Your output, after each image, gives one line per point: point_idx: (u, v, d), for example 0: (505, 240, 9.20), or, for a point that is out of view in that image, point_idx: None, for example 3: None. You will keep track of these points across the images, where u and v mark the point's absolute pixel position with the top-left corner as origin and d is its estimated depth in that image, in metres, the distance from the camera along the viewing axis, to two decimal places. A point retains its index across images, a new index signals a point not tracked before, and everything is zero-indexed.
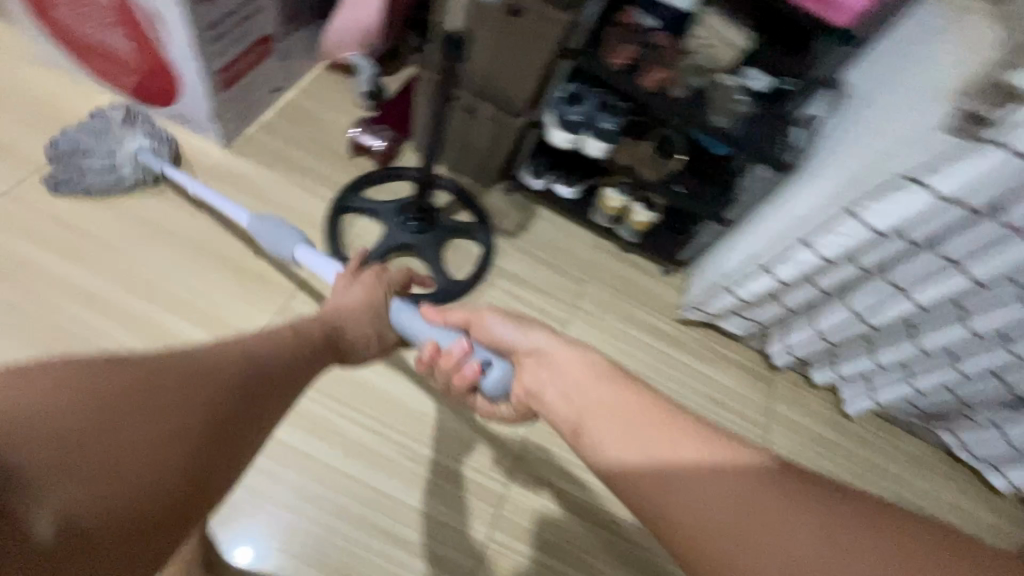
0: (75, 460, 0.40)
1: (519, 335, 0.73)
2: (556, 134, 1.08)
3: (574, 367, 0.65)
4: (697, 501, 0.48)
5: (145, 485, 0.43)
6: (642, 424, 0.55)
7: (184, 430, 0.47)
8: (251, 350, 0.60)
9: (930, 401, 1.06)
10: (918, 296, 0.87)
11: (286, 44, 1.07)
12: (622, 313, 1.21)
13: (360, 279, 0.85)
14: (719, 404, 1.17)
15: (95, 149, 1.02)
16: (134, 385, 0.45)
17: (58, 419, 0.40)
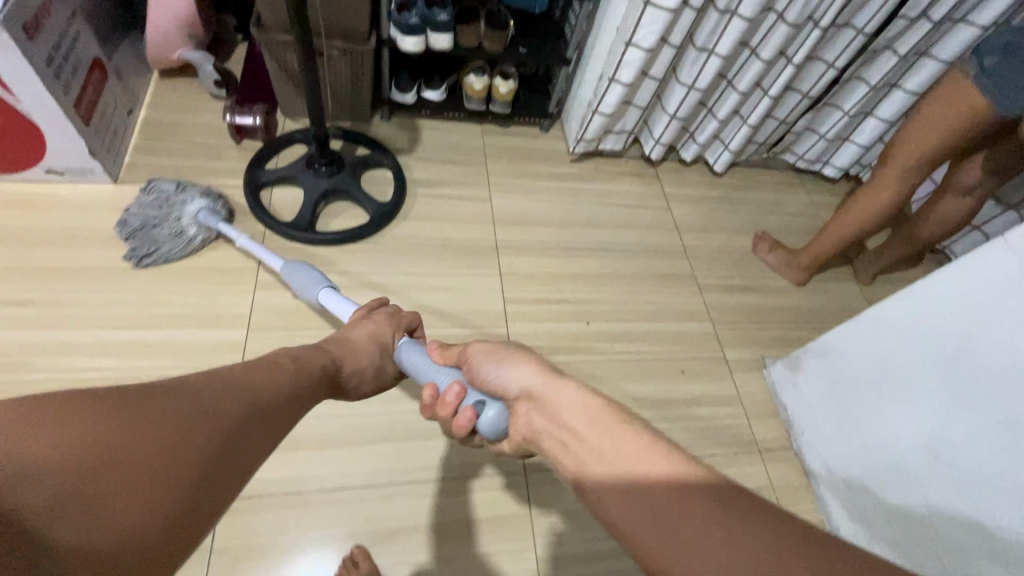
0: (76, 495, 0.37)
1: (513, 375, 0.66)
2: (405, 42, 1.17)
3: (566, 406, 0.58)
4: (680, 551, 0.45)
5: (146, 517, 0.40)
6: (626, 439, 0.52)
7: (190, 464, 0.45)
8: (236, 387, 0.56)
9: (763, 130, 1.46)
10: (719, 49, 1.18)
11: (117, 64, 1.16)
12: (528, 172, 1.43)
13: (371, 319, 0.89)
14: (629, 200, 1.45)
15: (164, 218, 1.03)
16: (117, 431, 0.41)
17: (66, 453, 0.38)
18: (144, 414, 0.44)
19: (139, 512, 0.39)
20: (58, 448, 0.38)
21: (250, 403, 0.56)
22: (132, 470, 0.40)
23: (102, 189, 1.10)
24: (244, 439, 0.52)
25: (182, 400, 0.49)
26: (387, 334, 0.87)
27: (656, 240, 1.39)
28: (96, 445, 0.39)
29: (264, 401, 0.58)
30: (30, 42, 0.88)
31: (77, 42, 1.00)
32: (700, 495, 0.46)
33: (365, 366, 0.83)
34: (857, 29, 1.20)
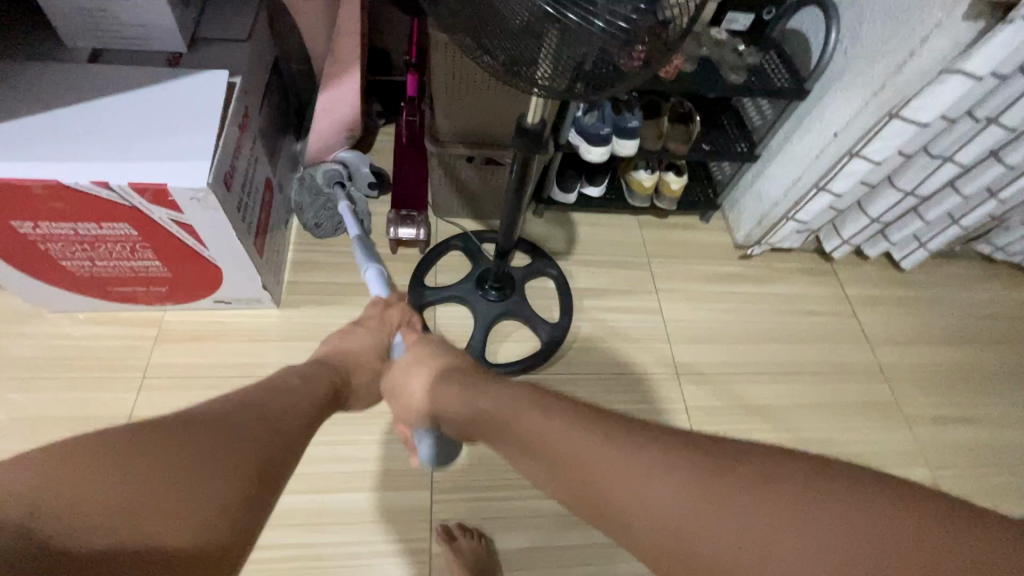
0: (176, 493, 0.40)
1: (429, 388, 0.71)
2: (591, 150, 1.04)
3: (478, 407, 0.62)
4: (636, 498, 0.42)
5: (246, 503, 0.44)
6: (506, 414, 0.58)
7: (265, 455, 0.49)
8: (257, 391, 0.57)
9: (972, 228, 1.26)
10: (961, 157, 1.00)
11: (279, 176, 1.08)
12: (693, 273, 1.28)
13: (365, 327, 0.84)
14: (809, 304, 1.28)
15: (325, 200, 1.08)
16: (172, 449, 0.42)
17: (161, 467, 0.41)
18: (182, 431, 0.45)
19: (241, 504, 0.43)
20: (115, 473, 0.39)
21: (282, 405, 0.57)
22: (197, 478, 0.42)
23: (267, 314, 1.03)
24: (285, 433, 0.53)
25: (211, 412, 0.49)
26: (383, 339, 0.83)
27: (846, 356, 1.22)
28: (187, 454, 0.43)
29: (300, 408, 0.59)
30: (229, 195, 0.79)
31: (256, 169, 0.94)
32: (650, 451, 0.44)
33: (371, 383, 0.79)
34: None
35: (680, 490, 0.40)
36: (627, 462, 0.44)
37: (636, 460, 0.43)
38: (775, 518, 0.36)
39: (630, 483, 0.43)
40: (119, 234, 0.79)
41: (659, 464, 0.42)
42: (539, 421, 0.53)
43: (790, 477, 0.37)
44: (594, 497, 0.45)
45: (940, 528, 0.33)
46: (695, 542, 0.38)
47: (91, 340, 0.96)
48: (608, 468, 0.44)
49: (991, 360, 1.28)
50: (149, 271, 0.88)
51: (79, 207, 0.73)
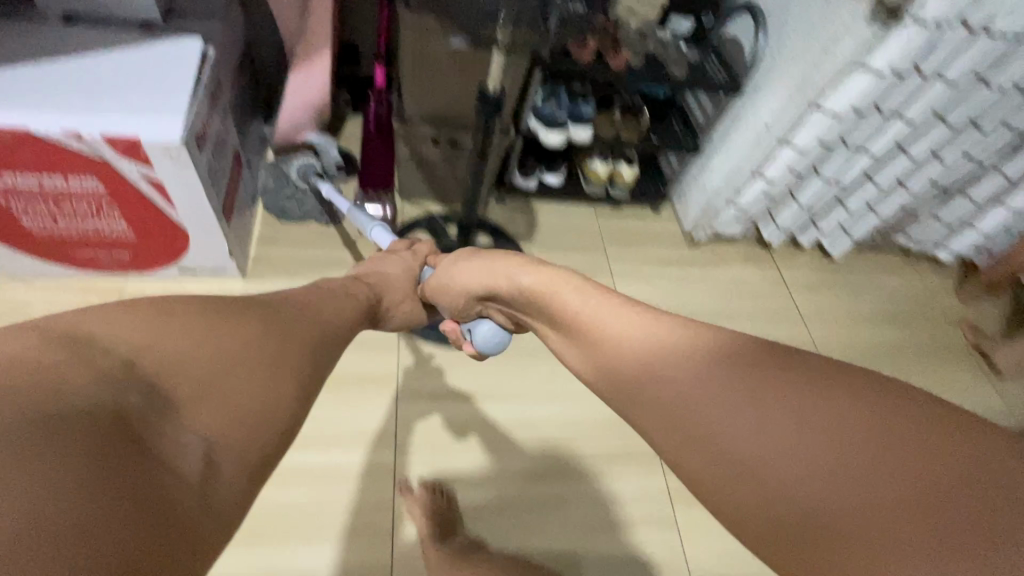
0: (177, 405, 0.38)
1: (467, 279, 0.80)
2: (548, 135, 1.12)
3: (523, 276, 0.70)
4: (656, 391, 0.45)
5: (255, 423, 0.42)
6: (557, 293, 0.63)
7: (277, 384, 0.46)
8: (306, 317, 0.59)
9: (890, 219, 1.40)
10: (873, 148, 1.13)
11: (247, 152, 1.11)
12: (646, 258, 1.37)
13: (398, 255, 0.93)
14: (748, 287, 1.40)
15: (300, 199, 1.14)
16: (222, 338, 0.44)
17: (181, 365, 0.40)
18: (242, 326, 0.47)
19: (247, 424, 0.41)
20: (185, 340, 0.41)
21: (319, 339, 0.57)
22: (238, 370, 0.43)
23: (232, 284, 1.05)
24: (316, 361, 0.54)
25: (268, 324, 0.51)
26: (416, 265, 0.92)
27: (781, 332, 1.33)
28: (206, 360, 0.42)
29: (333, 338, 0.61)
30: (200, 155, 0.81)
31: (226, 142, 0.97)
32: (676, 343, 0.46)
33: (402, 301, 0.90)
34: (1014, 129, 1.14)
35: (726, 390, 0.40)
36: (667, 333, 0.48)
37: (679, 338, 0.46)
38: (800, 425, 0.36)
39: (661, 355, 0.46)
40: (87, 190, 0.80)
41: (698, 350, 0.44)
42: (593, 302, 0.57)
43: (797, 381, 0.39)
44: (624, 363, 0.50)
45: (966, 487, 0.31)
46: (689, 419, 0.41)
47: (49, 305, 0.95)
48: (642, 338, 0.49)
49: (907, 338, 1.42)
50: (114, 233, 0.89)
51: (48, 159, 0.75)
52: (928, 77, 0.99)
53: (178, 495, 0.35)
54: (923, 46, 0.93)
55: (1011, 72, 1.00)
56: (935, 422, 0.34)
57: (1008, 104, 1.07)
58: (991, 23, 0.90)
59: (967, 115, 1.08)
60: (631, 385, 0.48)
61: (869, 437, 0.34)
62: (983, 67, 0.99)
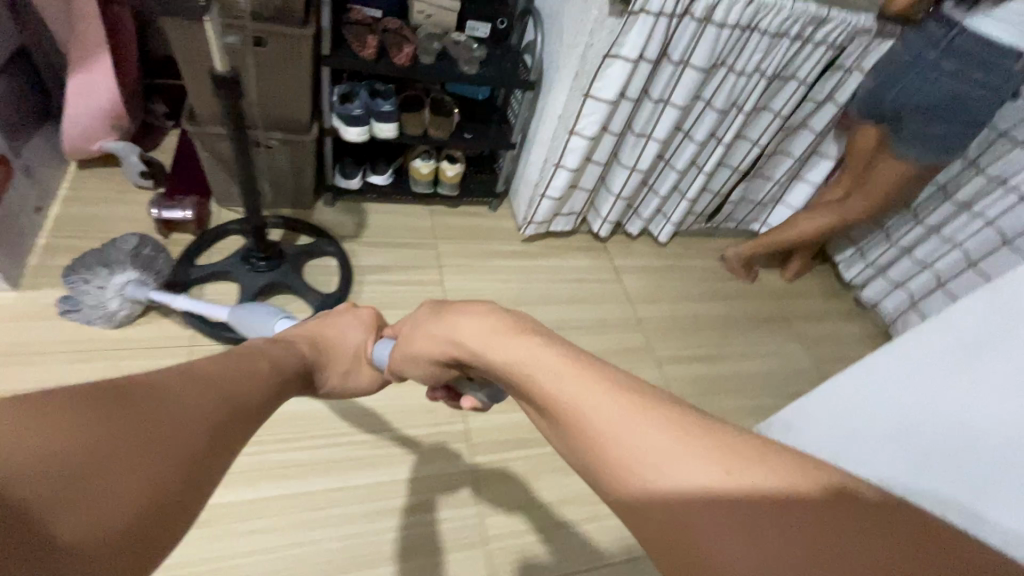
0: (50, 493, 0.29)
1: (417, 338, 0.73)
2: (349, 132, 1.16)
3: (445, 330, 0.65)
4: (605, 430, 0.36)
5: (137, 505, 0.33)
6: (528, 370, 0.47)
7: (175, 462, 0.37)
8: (201, 380, 0.48)
9: (703, 204, 1.53)
10: (657, 134, 1.25)
11: (25, 158, 1.06)
12: (479, 252, 1.41)
13: (352, 318, 0.93)
14: (582, 273, 1.46)
15: (95, 294, 0.98)
16: (116, 420, 0.35)
17: (50, 443, 0.31)
18: (135, 402, 0.38)
19: (125, 514, 0.32)
20: (69, 434, 0.32)
21: (224, 403, 0.48)
22: (123, 458, 0.34)
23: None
24: (220, 445, 0.43)
25: (175, 397, 0.41)
26: (361, 336, 0.91)
27: (610, 314, 1.39)
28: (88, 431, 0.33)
29: (237, 398, 0.50)
30: None
31: None
32: (643, 406, 0.36)
33: (349, 374, 0.90)
34: (775, 112, 1.29)
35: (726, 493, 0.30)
36: (653, 422, 0.35)
37: (676, 437, 0.33)
38: (774, 534, 0.27)
39: (656, 455, 0.33)
40: None
41: (697, 443, 0.33)
42: (552, 365, 0.44)
43: (775, 477, 0.30)
44: (603, 452, 0.36)
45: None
46: (638, 471, 0.33)
47: None
48: (588, 400, 0.39)
49: (733, 311, 1.53)
50: None
51: None
52: (677, 64, 1.12)
53: None
54: (661, 35, 1.05)
55: (751, 59, 1.14)
56: (910, 541, 0.27)
57: (761, 89, 1.22)
58: (711, 14, 1.04)
59: (729, 100, 1.22)
60: (605, 469, 0.36)
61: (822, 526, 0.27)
62: (723, 54, 1.13)
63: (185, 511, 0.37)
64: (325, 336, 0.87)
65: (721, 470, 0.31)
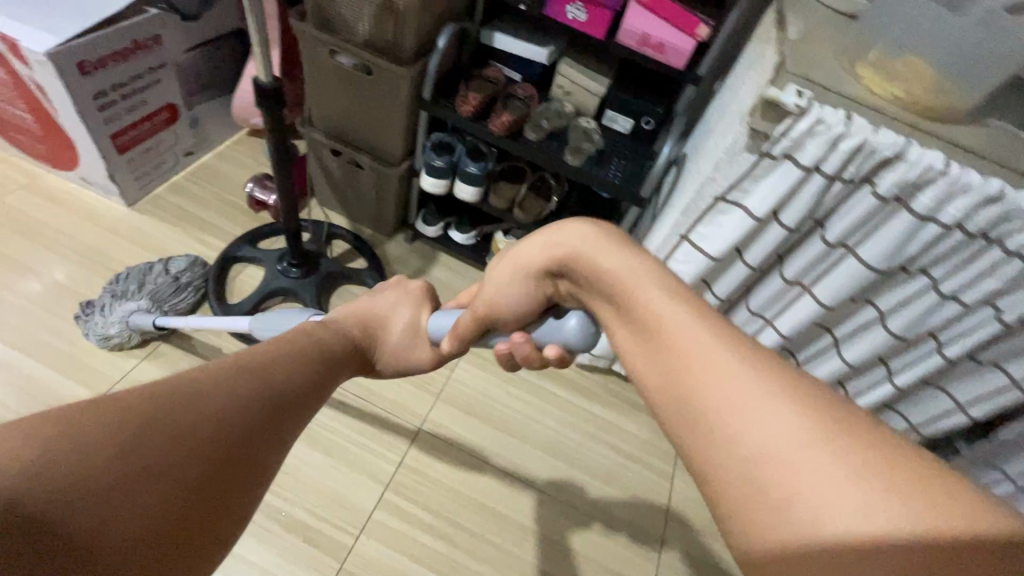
0: (88, 499, 0.33)
1: (500, 275, 0.56)
2: (427, 180, 1.10)
3: (540, 252, 0.51)
4: (743, 419, 0.31)
5: (163, 507, 0.36)
6: (632, 285, 0.41)
7: (201, 459, 0.40)
8: (251, 362, 0.50)
9: None
10: (779, 323, 0.89)
11: (197, 112, 1.24)
12: None
13: (398, 289, 0.77)
14: (628, 445, 1.10)
15: (105, 312, 1.00)
16: (137, 449, 0.37)
17: (71, 461, 0.34)
18: (159, 421, 0.39)
19: (156, 514, 0.36)
20: (93, 441, 0.35)
21: (275, 400, 0.48)
22: (151, 469, 0.37)
23: (116, 208, 1.18)
24: (259, 430, 0.45)
25: (206, 394, 0.43)
26: (412, 310, 0.74)
27: (627, 520, 1.01)
28: (114, 441, 0.36)
29: (290, 386, 0.51)
30: (81, 77, 0.97)
31: (153, 86, 1.11)
32: (786, 394, 0.31)
33: (406, 347, 0.74)
34: (1009, 379, 0.79)
35: (820, 459, 0.29)
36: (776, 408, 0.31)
37: (780, 397, 0.31)
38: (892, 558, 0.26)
39: (757, 409, 0.31)
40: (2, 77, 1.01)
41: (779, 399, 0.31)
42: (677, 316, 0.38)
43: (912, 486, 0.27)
44: (722, 442, 0.32)
45: None
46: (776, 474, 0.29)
47: None
48: (730, 369, 0.33)
49: None
50: (28, 124, 1.08)
51: None
52: (831, 245, 0.75)
53: None
54: (811, 201, 0.71)
55: (975, 282, 0.70)
56: None
57: (988, 337, 0.75)
58: (909, 195, 0.66)
59: (916, 327, 0.79)
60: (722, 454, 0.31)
61: (928, 518, 0.26)
62: (918, 257, 0.72)
63: (211, 534, 0.39)
64: (371, 314, 0.73)
65: (841, 448, 0.29)
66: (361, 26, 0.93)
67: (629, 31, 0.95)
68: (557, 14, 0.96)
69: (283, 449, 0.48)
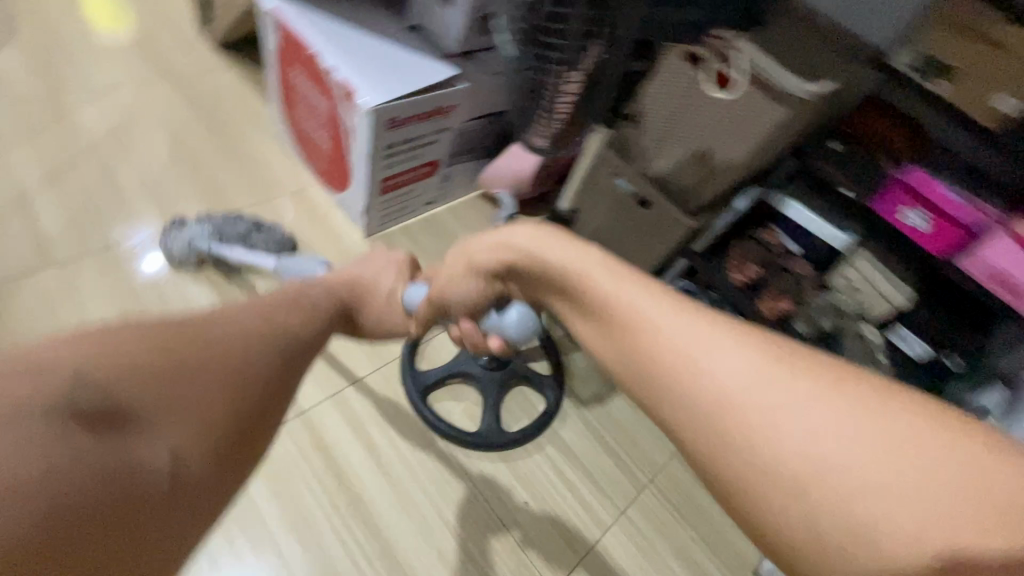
0: (153, 406, 0.47)
1: (462, 256, 0.64)
2: None
3: (557, 250, 0.50)
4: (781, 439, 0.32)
5: (204, 410, 0.51)
6: (637, 332, 0.40)
7: (229, 387, 0.54)
8: (259, 316, 0.63)
9: None
10: None
11: (452, 169, 1.29)
12: (677, 546, 1.02)
13: (390, 266, 0.86)
14: None
15: (178, 228, 1.10)
16: (186, 368, 0.51)
17: (129, 374, 0.46)
18: (190, 356, 0.52)
19: (202, 423, 0.50)
20: (135, 354, 0.48)
21: (284, 346, 0.64)
22: (181, 381, 0.50)
23: (355, 237, 1.27)
24: (269, 369, 0.60)
25: (219, 331, 0.57)
26: (390, 280, 0.84)
27: None
28: (156, 361, 0.49)
29: (291, 337, 0.65)
30: (386, 130, 1.03)
31: (432, 145, 1.17)
32: (798, 390, 0.33)
33: (385, 313, 0.83)
34: None
35: (906, 463, 0.30)
36: (792, 399, 0.33)
37: (791, 390, 0.33)
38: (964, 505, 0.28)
39: (777, 422, 0.32)
40: (324, 110, 1.12)
41: (844, 401, 0.32)
42: (671, 323, 0.39)
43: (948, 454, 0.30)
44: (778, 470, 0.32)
45: None
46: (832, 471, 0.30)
47: (271, 168, 1.32)
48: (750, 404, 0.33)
49: None
50: (323, 147, 1.21)
51: (318, 78, 1.08)
52: None
53: (137, 486, 0.43)
54: None
55: None
56: None
57: None
58: None
59: None
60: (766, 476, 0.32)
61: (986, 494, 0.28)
62: None
63: (243, 443, 0.55)
64: (359, 281, 0.83)
65: (904, 435, 0.30)
66: (661, 162, 0.87)
67: (976, 261, 0.77)
68: (888, 213, 0.82)
69: (286, 386, 0.63)
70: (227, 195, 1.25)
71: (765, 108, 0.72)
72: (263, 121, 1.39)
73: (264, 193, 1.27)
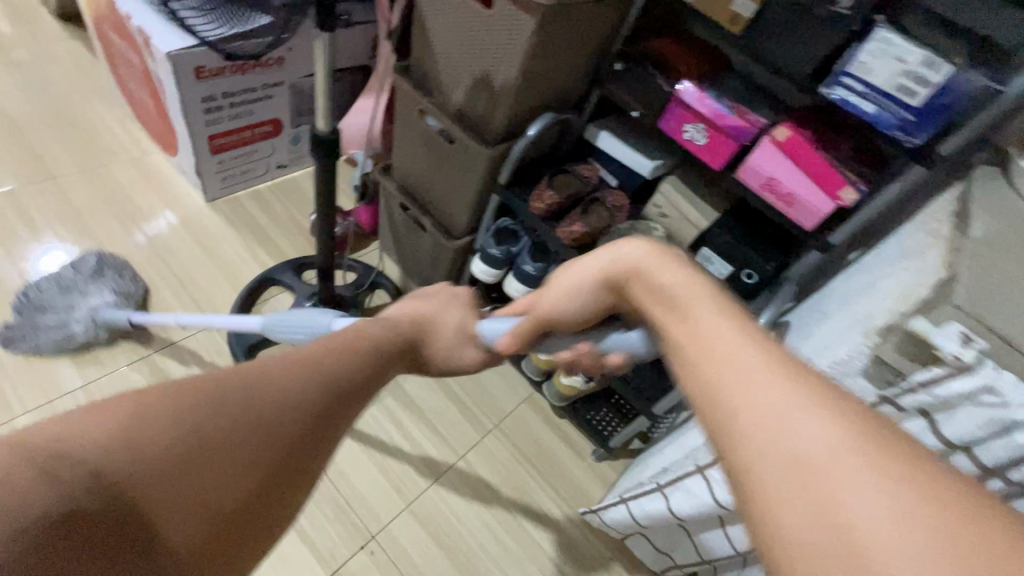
0: (166, 488, 0.34)
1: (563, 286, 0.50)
2: (478, 265, 1.00)
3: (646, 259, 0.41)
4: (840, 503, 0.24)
5: (242, 471, 0.37)
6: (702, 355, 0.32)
7: (271, 441, 0.39)
8: (336, 350, 0.46)
9: None
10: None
11: (299, 131, 1.25)
12: (516, 487, 1.03)
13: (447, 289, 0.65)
14: None
15: (55, 304, 0.97)
16: (198, 438, 0.36)
17: (136, 465, 0.33)
18: (217, 422, 0.37)
19: (234, 494, 0.36)
20: (156, 437, 0.34)
21: (340, 375, 0.45)
22: (208, 460, 0.36)
23: (195, 200, 1.22)
24: (335, 406, 0.44)
25: (285, 382, 0.41)
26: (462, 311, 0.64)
27: None
28: (171, 435, 0.35)
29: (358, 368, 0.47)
30: (194, 81, 1.00)
31: (263, 101, 1.13)
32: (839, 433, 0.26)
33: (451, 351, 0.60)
34: None
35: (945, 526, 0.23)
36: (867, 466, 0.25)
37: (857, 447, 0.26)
38: None
39: (851, 493, 0.24)
40: (138, 63, 1.07)
41: (871, 447, 0.26)
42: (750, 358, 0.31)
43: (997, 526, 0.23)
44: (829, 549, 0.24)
45: None
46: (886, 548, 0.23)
47: (108, 135, 1.26)
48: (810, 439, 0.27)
49: None
50: (149, 107, 1.16)
51: (125, 32, 1.04)
52: None
53: None
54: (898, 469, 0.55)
55: None
56: None
57: None
58: None
59: None
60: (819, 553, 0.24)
61: None
62: None
63: (297, 473, 0.40)
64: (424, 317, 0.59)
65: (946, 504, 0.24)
66: (454, 96, 0.86)
67: (753, 170, 0.78)
68: (675, 132, 0.82)
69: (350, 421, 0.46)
70: (52, 163, 1.18)
71: (515, 21, 0.72)
72: (103, 87, 1.32)
73: (96, 160, 1.21)
